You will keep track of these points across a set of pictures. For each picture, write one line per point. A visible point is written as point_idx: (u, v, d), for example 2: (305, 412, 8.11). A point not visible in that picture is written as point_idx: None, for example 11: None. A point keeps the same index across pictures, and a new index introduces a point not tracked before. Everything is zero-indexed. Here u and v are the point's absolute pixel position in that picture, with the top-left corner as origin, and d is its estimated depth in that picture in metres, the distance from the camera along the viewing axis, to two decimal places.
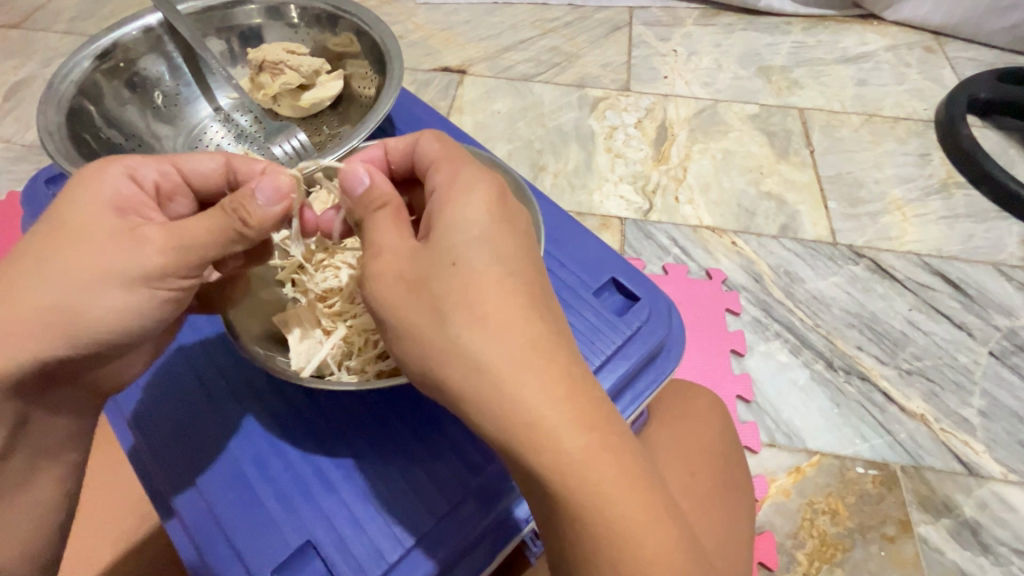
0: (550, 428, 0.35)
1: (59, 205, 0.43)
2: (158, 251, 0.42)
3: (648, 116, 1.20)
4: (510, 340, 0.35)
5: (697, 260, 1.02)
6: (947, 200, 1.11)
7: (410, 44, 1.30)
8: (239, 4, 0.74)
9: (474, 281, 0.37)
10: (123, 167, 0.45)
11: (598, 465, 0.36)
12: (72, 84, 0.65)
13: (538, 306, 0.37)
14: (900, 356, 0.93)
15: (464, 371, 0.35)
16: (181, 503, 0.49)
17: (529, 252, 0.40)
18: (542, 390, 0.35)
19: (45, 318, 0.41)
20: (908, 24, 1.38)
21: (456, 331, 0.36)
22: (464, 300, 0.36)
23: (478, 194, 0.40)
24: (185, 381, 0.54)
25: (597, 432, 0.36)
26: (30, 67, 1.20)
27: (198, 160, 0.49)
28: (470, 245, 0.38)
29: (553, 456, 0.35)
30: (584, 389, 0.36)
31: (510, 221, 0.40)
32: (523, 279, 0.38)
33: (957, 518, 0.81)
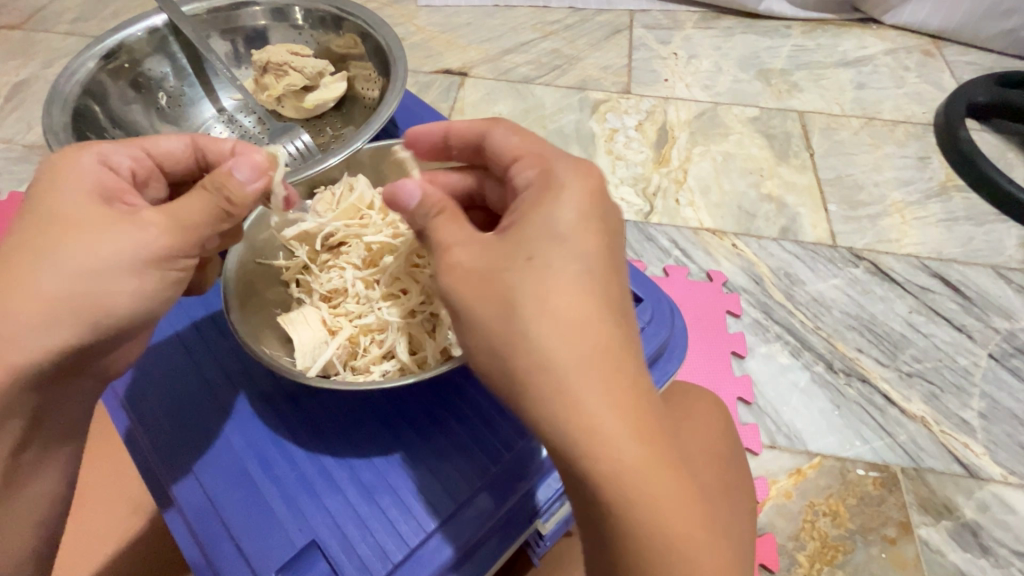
0: (608, 433, 0.34)
1: (45, 198, 0.43)
2: (160, 230, 0.43)
3: (649, 118, 1.21)
4: (582, 338, 0.35)
5: (698, 262, 1.02)
6: (946, 203, 1.11)
7: (411, 46, 1.30)
8: (243, 5, 0.74)
9: (550, 277, 0.37)
10: (96, 154, 0.46)
11: (653, 477, 0.35)
12: (78, 84, 0.65)
13: (615, 309, 0.37)
14: (900, 358, 0.94)
15: (528, 362, 0.35)
16: (180, 491, 0.49)
17: (611, 257, 0.39)
18: (606, 394, 0.35)
19: (55, 309, 0.41)
20: (907, 28, 1.39)
21: (524, 321, 0.36)
22: (538, 293, 0.36)
23: (565, 194, 0.40)
24: (187, 378, 0.54)
25: (656, 445, 0.35)
26: (32, 67, 1.20)
27: (166, 143, 0.50)
28: (550, 242, 0.38)
29: (605, 462, 0.34)
30: (648, 400, 0.36)
31: (598, 225, 0.40)
32: (602, 281, 0.38)
33: (957, 520, 0.81)
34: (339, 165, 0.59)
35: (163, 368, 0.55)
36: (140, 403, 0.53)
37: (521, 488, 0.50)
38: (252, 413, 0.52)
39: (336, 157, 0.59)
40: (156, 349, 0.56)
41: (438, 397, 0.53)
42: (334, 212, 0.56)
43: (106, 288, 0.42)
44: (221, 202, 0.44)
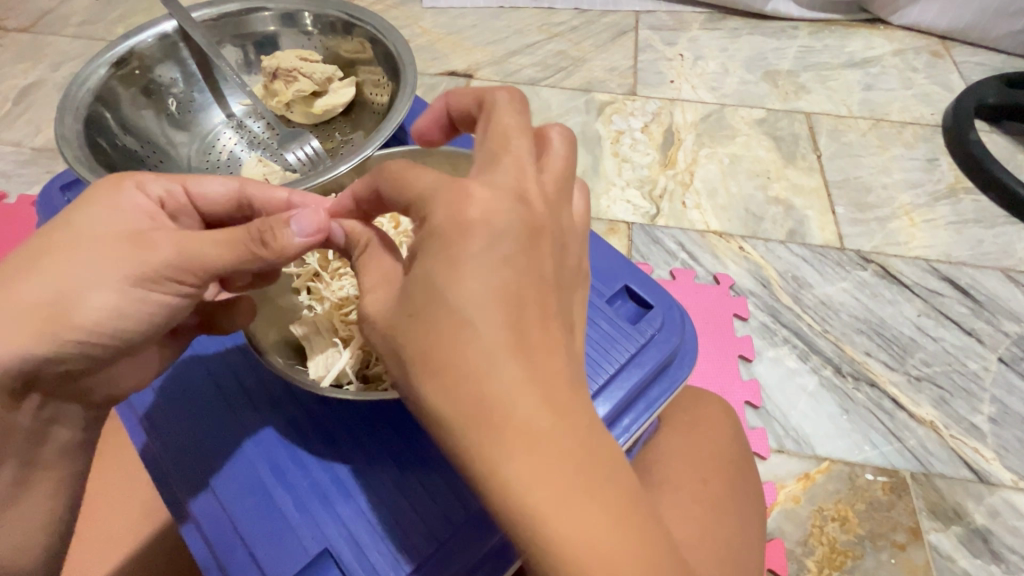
0: (514, 494, 0.31)
1: (70, 209, 0.44)
2: (158, 252, 0.42)
3: (655, 121, 1.20)
4: (468, 392, 0.32)
5: (704, 265, 1.02)
6: (955, 206, 1.10)
7: (416, 48, 1.30)
8: (254, 11, 0.74)
9: (432, 326, 0.34)
10: (134, 184, 0.46)
11: (567, 527, 0.31)
12: (89, 91, 0.65)
13: (512, 349, 0.33)
14: (909, 362, 0.93)
15: (429, 422, 0.34)
16: (197, 507, 0.49)
17: (502, 282, 0.34)
18: (502, 456, 0.32)
19: (42, 308, 0.41)
20: (915, 28, 1.38)
21: (415, 384, 0.34)
22: (428, 348, 0.34)
23: (443, 225, 0.35)
24: (199, 383, 0.54)
25: (565, 489, 0.31)
26: (40, 70, 1.20)
27: (207, 183, 0.47)
28: (429, 285, 0.34)
29: (516, 518, 0.32)
30: (549, 439, 0.32)
31: (487, 252, 0.34)
32: (493, 321, 0.33)
33: (967, 526, 0.81)
34: (349, 172, 0.59)
35: (174, 373, 0.55)
36: (152, 408, 0.54)
37: None
38: (261, 420, 0.52)
39: (347, 164, 0.59)
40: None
41: None
42: None
43: (86, 298, 0.42)
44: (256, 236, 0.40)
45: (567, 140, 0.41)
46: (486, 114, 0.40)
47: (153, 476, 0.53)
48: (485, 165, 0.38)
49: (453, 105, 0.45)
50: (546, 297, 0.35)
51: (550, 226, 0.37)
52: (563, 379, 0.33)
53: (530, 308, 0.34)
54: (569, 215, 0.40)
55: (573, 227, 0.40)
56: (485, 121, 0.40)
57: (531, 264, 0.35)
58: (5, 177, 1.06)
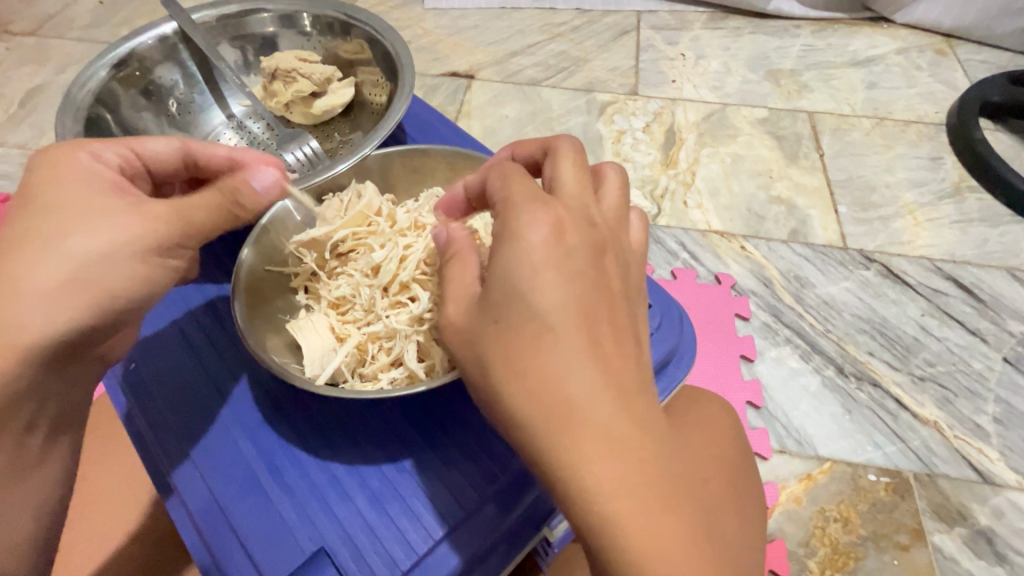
0: (590, 498, 0.31)
1: (33, 190, 0.43)
2: (167, 223, 0.44)
3: (656, 120, 1.20)
4: (554, 396, 0.32)
5: (706, 264, 1.01)
6: (959, 205, 1.10)
7: (418, 49, 1.31)
8: (253, 12, 0.75)
9: (517, 329, 0.34)
10: (86, 151, 0.46)
11: (650, 532, 0.31)
12: (90, 92, 0.66)
13: (592, 355, 0.33)
14: (913, 362, 0.92)
15: (508, 421, 0.34)
16: (180, 479, 0.50)
17: (581, 290, 0.34)
18: (582, 459, 0.31)
19: (49, 290, 0.41)
20: (919, 26, 1.37)
21: (498, 386, 0.34)
22: (509, 351, 0.34)
23: (527, 231, 0.36)
24: (186, 363, 0.55)
25: (649, 494, 0.32)
26: (46, 73, 1.21)
27: (154, 143, 0.50)
28: (513, 290, 0.35)
29: (596, 522, 0.32)
30: (632, 444, 0.32)
31: (564, 262, 0.35)
32: (574, 327, 0.33)
33: (971, 528, 0.80)
34: (348, 171, 0.59)
35: (172, 373, 0.55)
36: (151, 408, 0.53)
37: (526, 498, 0.49)
38: (261, 420, 0.52)
39: (345, 163, 0.58)
40: (161, 347, 0.56)
41: (448, 402, 0.53)
42: (343, 218, 0.57)
43: (103, 273, 0.42)
44: (230, 199, 0.47)
45: (620, 177, 0.43)
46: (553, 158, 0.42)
47: (151, 477, 0.52)
48: (557, 183, 0.40)
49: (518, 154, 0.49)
50: (616, 308, 0.35)
51: (613, 247, 0.38)
52: (639, 387, 0.33)
53: (608, 314, 0.34)
54: (626, 236, 0.41)
55: (627, 245, 0.40)
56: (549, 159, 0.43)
57: (599, 276, 0.36)
58: (11, 179, 1.07)
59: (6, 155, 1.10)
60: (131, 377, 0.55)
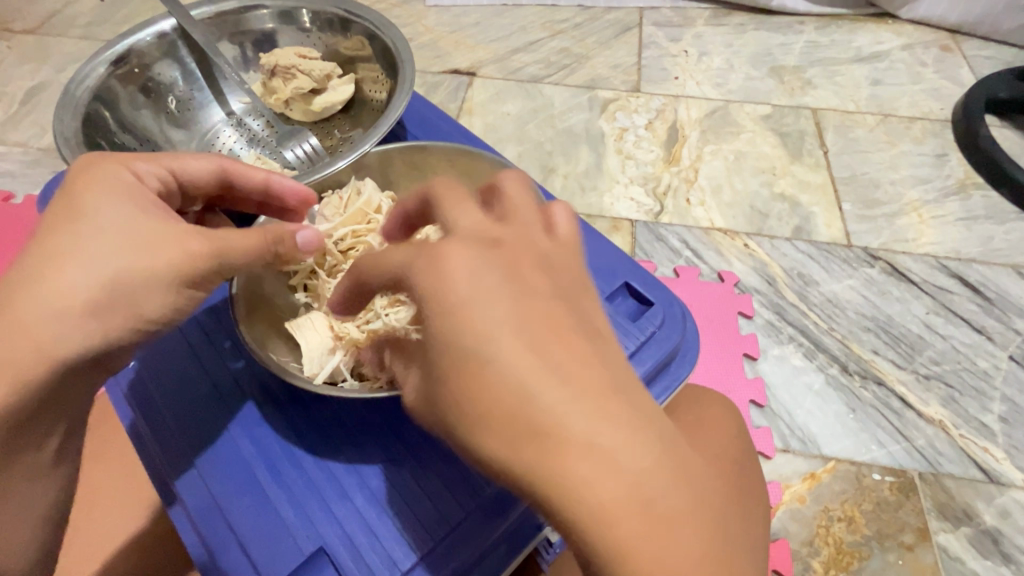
0: (579, 524, 0.30)
1: (76, 202, 0.42)
2: (202, 256, 0.42)
3: (659, 117, 1.19)
4: (512, 440, 0.31)
5: (709, 262, 1.01)
6: (965, 201, 1.09)
7: (419, 46, 1.30)
8: (252, 8, 0.74)
9: (463, 377, 0.33)
10: (124, 170, 0.44)
11: (651, 542, 0.30)
12: (88, 89, 0.66)
13: (543, 375, 0.31)
14: (918, 360, 0.92)
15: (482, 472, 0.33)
16: (181, 485, 0.50)
17: (513, 309, 0.33)
18: (561, 489, 0.30)
19: (84, 307, 0.40)
20: (923, 22, 1.36)
21: (462, 440, 0.33)
22: (463, 388, 0.32)
23: (440, 271, 0.34)
24: (186, 366, 0.55)
25: (640, 507, 0.30)
26: (46, 71, 1.21)
27: (191, 163, 0.47)
28: (448, 334, 0.33)
29: (596, 550, 0.30)
30: (608, 461, 0.30)
31: (487, 290, 0.33)
32: (519, 349, 0.32)
33: (977, 527, 0.79)
34: (348, 168, 0.59)
35: (172, 372, 0.55)
36: (152, 409, 0.54)
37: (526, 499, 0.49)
38: (261, 419, 0.52)
39: (345, 159, 0.58)
40: (160, 346, 0.56)
41: None
42: (342, 216, 0.57)
43: (138, 298, 0.42)
44: (274, 244, 0.44)
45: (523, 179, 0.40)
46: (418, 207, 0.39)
47: (152, 477, 0.52)
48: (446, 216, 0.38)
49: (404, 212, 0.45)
50: (561, 314, 0.33)
51: (550, 249, 0.36)
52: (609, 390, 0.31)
53: (546, 329, 0.33)
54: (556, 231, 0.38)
55: (561, 241, 0.37)
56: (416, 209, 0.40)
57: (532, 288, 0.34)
58: (12, 177, 1.07)
59: (7, 154, 1.10)
60: (132, 377, 0.55)
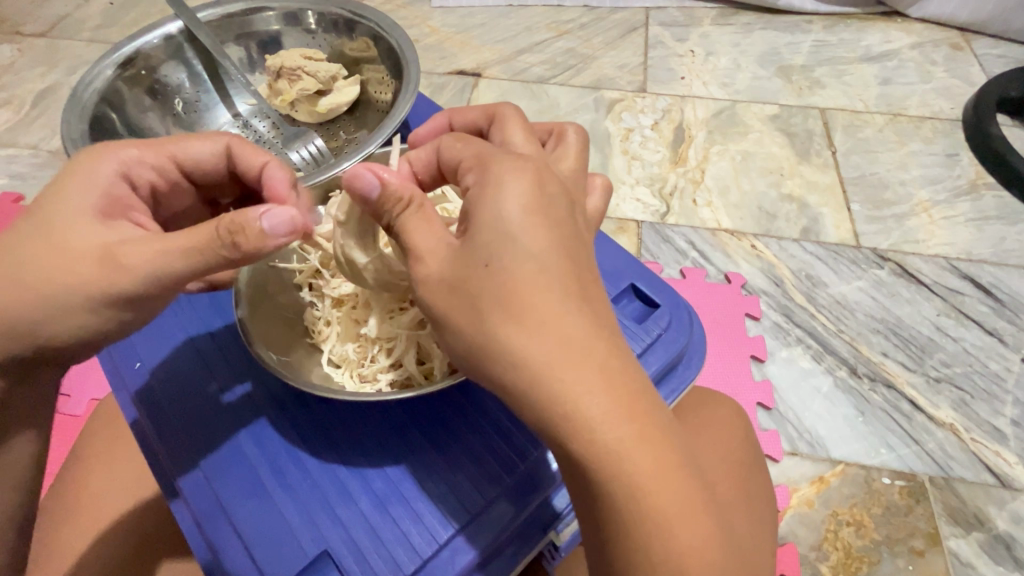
0: (588, 424, 0.33)
1: (42, 196, 0.42)
2: (136, 273, 0.39)
3: (665, 117, 1.19)
4: (550, 337, 0.33)
5: (716, 264, 1.00)
6: (976, 202, 1.07)
7: (425, 47, 1.30)
8: (258, 11, 0.75)
9: (509, 281, 0.34)
10: (118, 161, 0.44)
11: (635, 455, 0.33)
12: (95, 92, 0.66)
13: (578, 302, 0.34)
14: (928, 363, 0.91)
15: (501, 366, 0.34)
16: (186, 485, 0.50)
17: (566, 237, 0.36)
18: (587, 396, 0.33)
19: (21, 317, 0.40)
20: (933, 20, 1.35)
21: (492, 329, 0.34)
22: (512, 289, 0.34)
23: (518, 182, 0.36)
24: (192, 367, 0.55)
25: (638, 422, 0.33)
26: (57, 74, 1.22)
27: (192, 146, 0.47)
28: (504, 244, 0.35)
29: (595, 446, 0.33)
30: (631, 376, 0.34)
31: (548, 211, 0.36)
32: (560, 274, 0.35)
33: (989, 533, 0.78)
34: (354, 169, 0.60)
35: (178, 372, 0.55)
36: (157, 409, 0.54)
37: (531, 502, 0.48)
38: (265, 421, 0.52)
39: (350, 161, 0.59)
40: (168, 345, 0.57)
41: (449, 404, 0.52)
42: None
43: (72, 309, 0.40)
44: (226, 238, 0.38)
45: (582, 138, 0.44)
46: (501, 125, 0.44)
47: (157, 478, 0.52)
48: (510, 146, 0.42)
49: (457, 123, 0.49)
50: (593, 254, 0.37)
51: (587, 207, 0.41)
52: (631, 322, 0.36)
53: (590, 263, 0.37)
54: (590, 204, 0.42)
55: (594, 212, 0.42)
56: (501, 126, 0.44)
57: (577, 228, 0.37)
58: (23, 179, 1.08)
59: (18, 156, 1.11)
60: (139, 377, 0.55)
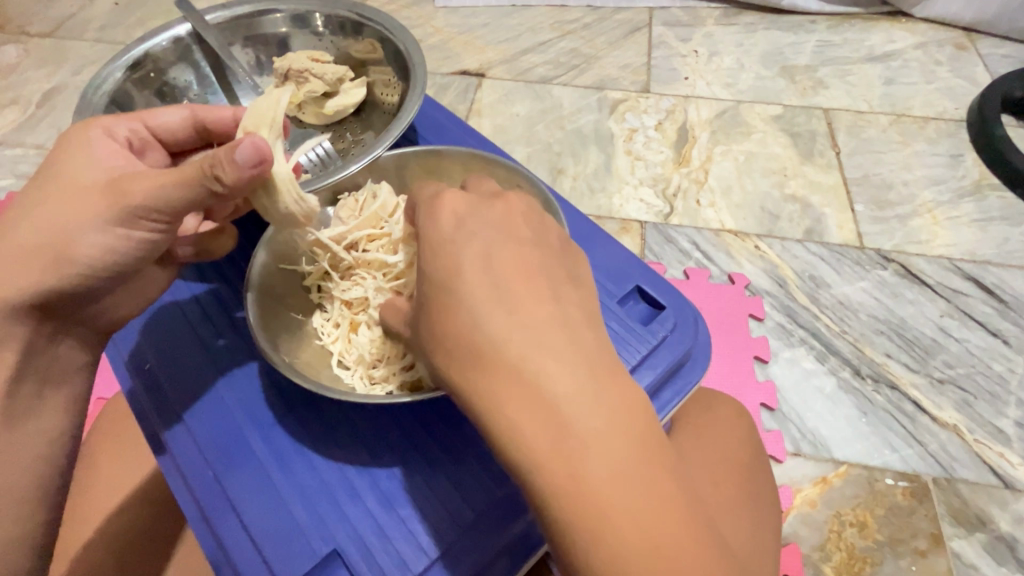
0: (505, 434, 0.34)
1: (56, 162, 0.48)
2: (133, 199, 0.43)
3: (669, 118, 1.19)
4: (464, 351, 0.36)
5: (719, 265, 1.00)
6: (980, 203, 1.07)
7: (429, 47, 1.30)
8: (266, 13, 0.75)
9: (431, 304, 0.38)
10: (102, 128, 0.50)
11: (557, 464, 0.33)
12: (105, 94, 0.67)
13: (491, 312, 0.35)
14: (931, 364, 0.91)
15: (444, 384, 0.38)
16: (170, 438, 0.53)
17: (484, 250, 0.37)
18: (500, 408, 0.34)
19: (43, 251, 0.45)
20: (938, 20, 1.35)
21: (429, 350, 0.38)
22: (436, 310, 0.37)
23: (438, 214, 0.40)
24: (184, 338, 0.57)
25: (555, 430, 0.33)
26: (62, 75, 1.23)
27: (163, 115, 0.53)
28: (428, 271, 0.38)
29: (518, 456, 0.34)
30: (545, 382, 0.34)
31: (465, 232, 0.38)
32: (475, 286, 0.36)
33: (991, 534, 0.78)
34: (360, 172, 0.58)
35: (168, 339, 0.57)
36: (165, 405, 0.55)
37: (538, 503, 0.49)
38: (274, 421, 0.53)
39: (358, 164, 0.58)
40: (157, 312, 0.59)
41: (459, 407, 0.52)
42: (356, 219, 0.57)
43: (85, 238, 0.45)
44: (209, 167, 0.42)
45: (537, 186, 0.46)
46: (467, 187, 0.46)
47: (144, 433, 0.56)
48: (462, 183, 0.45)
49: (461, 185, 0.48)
50: (525, 257, 0.37)
51: (535, 209, 0.41)
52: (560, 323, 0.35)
53: (512, 267, 0.37)
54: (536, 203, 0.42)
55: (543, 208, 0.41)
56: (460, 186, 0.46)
57: (501, 237, 0.38)
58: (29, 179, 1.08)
59: (25, 156, 1.11)
60: (148, 376, 0.56)
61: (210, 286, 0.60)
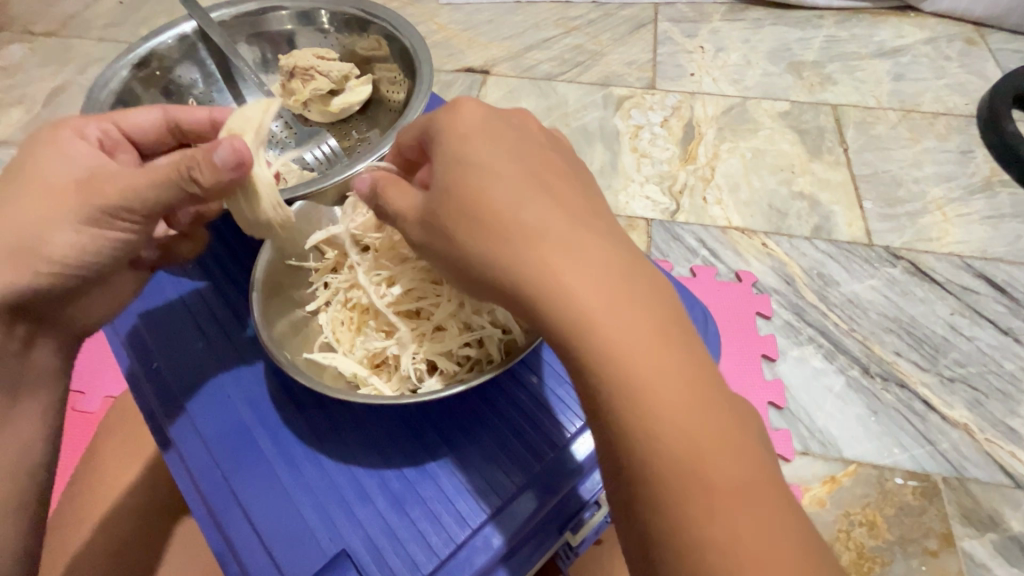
0: (556, 295, 0.34)
1: (26, 163, 0.48)
2: (110, 199, 0.44)
3: (674, 115, 1.18)
4: (510, 221, 0.36)
5: (726, 262, 0.99)
6: (990, 199, 1.06)
7: (433, 44, 1.29)
8: (272, 10, 0.75)
9: (463, 186, 0.37)
10: (71, 128, 0.50)
11: (614, 325, 0.33)
12: (111, 92, 0.67)
13: (533, 190, 0.37)
14: (942, 363, 0.90)
15: (474, 264, 0.37)
16: (178, 434, 0.53)
17: (517, 145, 0.39)
18: (553, 268, 0.34)
19: (16, 250, 0.45)
20: (946, 15, 1.33)
21: (459, 232, 0.37)
22: (467, 189, 0.37)
23: (464, 113, 0.40)
24: (190, 336, 0.58)
25: (612, 290, 0.34)
26: (67, 73, 1.23)
27: (135, 115, 0.53)
28: (459, 159, 0.38)
29: (573, 316, 0.33)
30: (597, 246, 0.35)
31: (494, 130, 0.40)
32: (513, 171, 0.37)
33: (1003, 534, 0.77)
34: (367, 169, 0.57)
35: (173, 335, 0.58)
36: (168, 399, 0.55)
37: (547, 503, 0.48)
38: (281, 422, 0.52)
39: (365, 161, 0.56)
40: (161, 308, 0.59)
41: (466, 407, 0.52)
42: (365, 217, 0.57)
43: (60, 237, 0.45)
44: (186, 170, 0.42)
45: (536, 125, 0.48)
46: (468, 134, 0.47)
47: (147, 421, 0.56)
48: None
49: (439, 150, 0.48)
50: (551, 158, 0.40)
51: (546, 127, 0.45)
52: (586, 201, 0.38)
53: (544, 162, 0.39)
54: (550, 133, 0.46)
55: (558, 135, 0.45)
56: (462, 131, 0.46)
57: (529, 141, 0.40)
58: None
59: None
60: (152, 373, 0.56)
61: (215, 284, 0.60)
